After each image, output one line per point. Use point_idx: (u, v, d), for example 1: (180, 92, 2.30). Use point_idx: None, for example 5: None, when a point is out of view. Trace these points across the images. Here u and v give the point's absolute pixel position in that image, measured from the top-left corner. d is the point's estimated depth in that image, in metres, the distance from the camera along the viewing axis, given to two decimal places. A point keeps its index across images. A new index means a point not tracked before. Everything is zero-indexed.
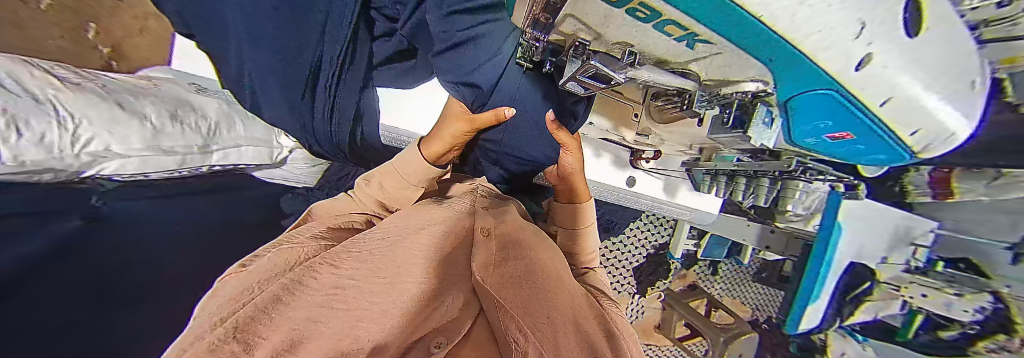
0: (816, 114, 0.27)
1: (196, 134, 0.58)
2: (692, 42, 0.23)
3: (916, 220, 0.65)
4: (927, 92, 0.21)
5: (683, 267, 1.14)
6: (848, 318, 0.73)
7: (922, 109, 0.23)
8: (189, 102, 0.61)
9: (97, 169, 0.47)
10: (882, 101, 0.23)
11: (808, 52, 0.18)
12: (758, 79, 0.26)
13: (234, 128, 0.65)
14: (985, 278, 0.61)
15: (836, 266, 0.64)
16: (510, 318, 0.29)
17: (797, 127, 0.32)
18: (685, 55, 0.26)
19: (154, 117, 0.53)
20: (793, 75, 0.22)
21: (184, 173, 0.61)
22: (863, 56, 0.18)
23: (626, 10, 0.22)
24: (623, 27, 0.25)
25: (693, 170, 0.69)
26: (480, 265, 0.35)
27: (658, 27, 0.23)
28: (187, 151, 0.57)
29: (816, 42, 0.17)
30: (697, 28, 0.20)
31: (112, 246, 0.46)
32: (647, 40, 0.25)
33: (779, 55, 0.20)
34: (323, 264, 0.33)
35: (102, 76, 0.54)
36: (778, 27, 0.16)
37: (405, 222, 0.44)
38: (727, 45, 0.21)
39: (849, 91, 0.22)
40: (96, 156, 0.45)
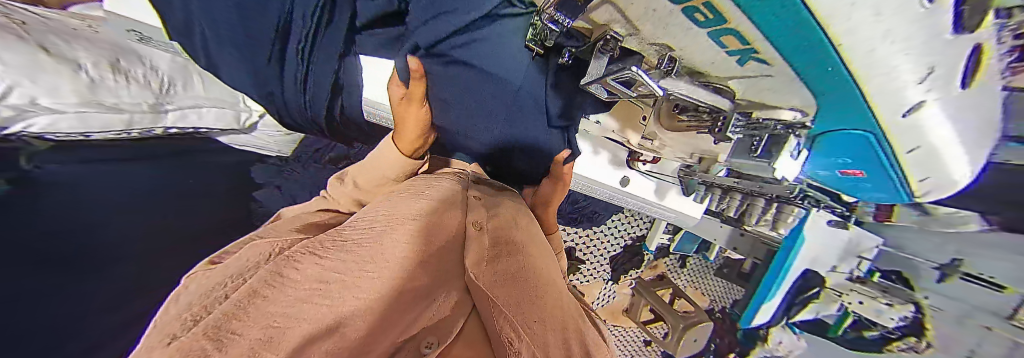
0: (842, 150, 0.37)
1: (146, 88, 0.51)
2: (747, 59, 0.25)
3: (863, 235, 0.72)
4: (943, 148, 0.30)
5: (655, 258, 1.21)
6: (794, 316, 0.84)
7: (937, 157, 0.32)
8: (133, 51, 0.52)
9: (24, 124, 0.41)
10: (909, 149, 0.31)
11: (870, 91, 0.23)
12: (798, 108, 0.31)
13: (192, 86, 0.58)
14: (911, 289, 0.69)
15: (794, 272, 0.71)
16: (504, 318, 0.28)
17: (824, 160, 0.43)
18: (731, 70, 0.29)
19: (91, 68, 0.45)
20: (841, 108, 0.28)
21: (133, 135, 0.54)
22: (916, 104, 0.24)
23: (685, 9, 0.22)
24: (673, 26, 0.25)
25: (687, 180, 0.72)
26: (472, 261, 0.34)
27: (713, 35, 0.24)
28: (136, 109, 0.50)
29: (880, 81, 0.21)
30: (759, 43, 0.22)
31: (61, 208, 0.42)
32: (692, 44, 0.26)
33: (833, 87, 0.24)
34: (305, 256, 0.31)
35: (19, 9, 0.44)
36: (850, 58, 0.19)
37: (393, 210, 0.42)
38: (784, 69, 0.24)
39: (885, 134, 0.29)
40: (20, 109, 0.38)
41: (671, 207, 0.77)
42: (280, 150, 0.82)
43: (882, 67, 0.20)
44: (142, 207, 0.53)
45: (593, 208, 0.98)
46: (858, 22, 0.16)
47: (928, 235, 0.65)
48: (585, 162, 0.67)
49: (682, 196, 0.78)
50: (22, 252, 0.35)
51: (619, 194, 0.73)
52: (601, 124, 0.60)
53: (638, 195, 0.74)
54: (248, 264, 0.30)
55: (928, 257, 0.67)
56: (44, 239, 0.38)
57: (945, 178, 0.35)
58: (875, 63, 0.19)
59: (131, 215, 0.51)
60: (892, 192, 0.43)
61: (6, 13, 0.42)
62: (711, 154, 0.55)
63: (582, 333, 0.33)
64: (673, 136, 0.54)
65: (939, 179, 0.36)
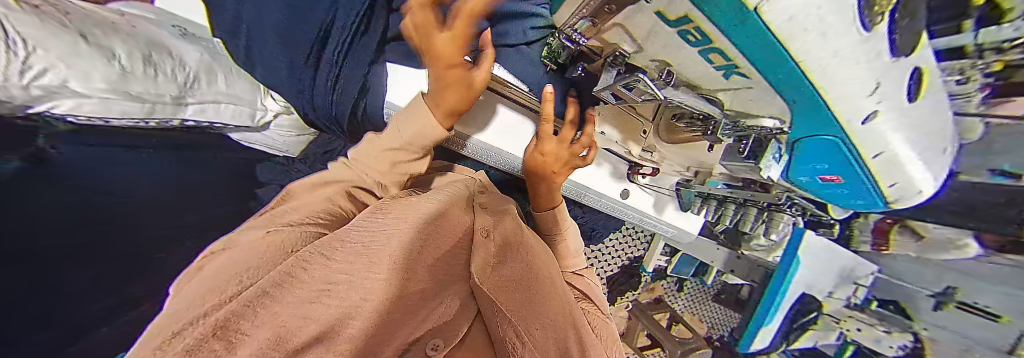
0: (816, 156, 0.38)
1: (171, 82, 0.54)
2: (730, 73, 0.28)
3: (860, 262, 0.73)
4: (905, 150, 0.32)
5: (651, 281, 1.21)
6: (794, 343, 0.79)
7: (897, 162, 0.33)
8: (165, 46, 0.55)
9: (49, 105, 0.41)
10: (876, 154, 0.33)
11: (835, 102, 0.26)
12: (776, 116, 0.33)
13: (215, 82, 0.60)
14: (910, 320, 0.70)
15: (789, 298, 0.70)
16: (507, 321, 0.33)
17: (800, 167, 0.43)
18: (720, 83, 0.32)
19: (124, 58, 0.47)
20: (811, 119, 0.30)
21: (149, 124, 0.55)
22: (871, 112, 0.27)
23: (678, 31, 0.25)
24: (672, 45, 0.28)
25: (683, 190, 0.75)
26: (480, 264, 0.36)
27: (702, 52, 0.27)
28: (158, 100, 0.52)
29: (840, 93, 0.25)
30: (739, 59, 0.25)
31: (63, 187, 0.42)
32: (684, 61, 0.30)
33: (802, 99, 0.27)
34: (314, 255, 0.30)
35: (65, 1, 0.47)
36: (813, 75, 0.23)
37: (403, 214, 0.41)
38: (761, 81, 0.27)
39: (852, 140, 0.31)
40: (50, 90, 0.39)
41: (667, 222, 0.79)
42: (289, 150, 0.82)
43: (838, 79, 0.23)
44: (129, 196, 0.52)
45: (592, 225, 0.98)
46: (811, 43, 0.19)
47: (919, 266, 0.68)
48: (587, 174, 0.69)
49: (679, 211, 0.80)
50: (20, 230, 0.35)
51: (617, 206, 0.74)
52: (605, 135, 0.62)
53: (637, 208, 0.75)
54: (264, 257, 0.30)
55: (924, 286, 0.68)
56: (42, 216, 0.38)
57: (906, 184, 0.37)
58: (833, 76, 0.23)
59: (122, 202, 0.50)
60: (869, 200, 0.44)
61: (56, 6, 0.44)
62: (704, 167, 0.64)
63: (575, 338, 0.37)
64: (671, 148, 0.66)
65: (902, 184, 0.37)
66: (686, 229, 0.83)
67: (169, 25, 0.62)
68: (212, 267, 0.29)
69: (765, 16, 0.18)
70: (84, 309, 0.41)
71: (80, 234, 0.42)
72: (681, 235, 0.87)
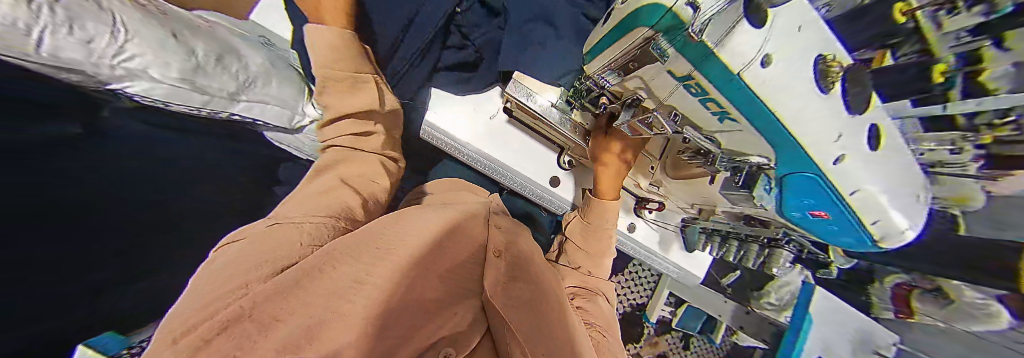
0: (800, 192, 0.35)
1: (232, 80, 0.60)
2: (723, 118, 0.32)
3: (878, 329, 0.70)
4: (874, 189, 0.30)
5: (655, 334, 1.14)
6: None
7: (875, 203, 0.32)
8: (236, 50, 0.63)
9: (126, 84, 0.45)
10: (852, 192, 0.31)
11: (807, 144, 0.27)
12: (764, 155, 0.35)
13: (268, 84, 0.67)
14: None
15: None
16: (515, 341, 0.36)
17: (786, 203, 0.40)
18: (716, 126, 0.35)
19: (200, 55, 0.54)
20: (788, 155, 0.31)
21: (202, 115, 0.59)
22: (839, 155, 0.29)
23: (684, 84, 0.30)
24: (678, 95, 0.33)
25: (689, 228, 0.75)
26: (491, 285, 0.38)
27: (701, 102, 0.31)
28: (218, 93, 0.57)
29: (814, 143, 0.27)
30: (730, 108, 0.29)
31: (96, 154, 0.45)
32: (689, 108, 0.34)
33: (783, 150, 0.30)
34: (342, 254, 0.31)
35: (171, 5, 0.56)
36: (791, 127, 0.26)
37: (425, 222, 0.41)
38: (749, 127, 0.30)
39: (829, 176, 0.30)
40: (131, 72, 0.44)
41: (672, 262, 0.79)
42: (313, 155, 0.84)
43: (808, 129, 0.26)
44: (161, 171, 0.56)
45: None
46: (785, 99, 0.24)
47: (952, 344, 0.62)
48: None
49: (685, 252, 0.80)
50: (28, 184, 0.36)
51: (624, 238, 0.77)
52: None
53: (642, 242, 0.78)
54: (288, 253, 0.31)
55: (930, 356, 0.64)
56: (60, 176, 0.40)
57: (892, 227, 0.34)
58: (806, 126, 0.26)
59: (145, 178, 0.52)
60: (853, 242, 0.40)
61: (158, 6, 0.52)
62: (711, 206, 0.61)
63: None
64: (676, 185, 0.62)
65: (888, 226, 0.34)
66: (692, 271, 0.81)
67: (253, 35, 0.73)
68: (227, 259, 0.30)
69: (746, 75, 0.23)
70: (62, 278, 0.40)
71: (87, 202, 0.43)
72: (686, 277, 0.86)
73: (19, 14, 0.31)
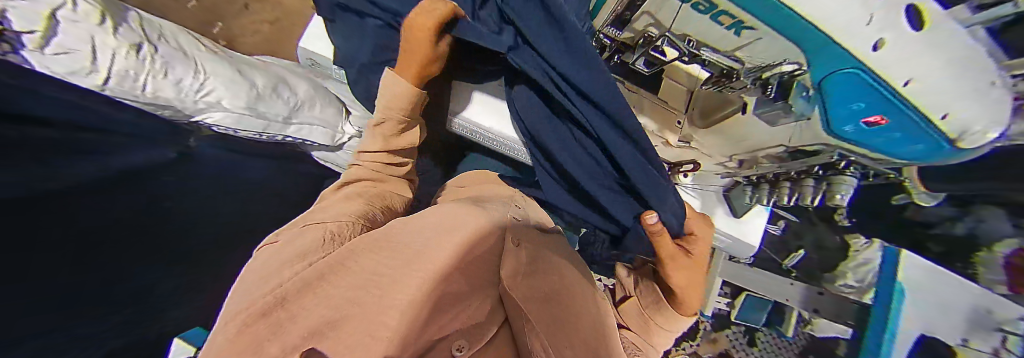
0: (846, 95, 0.33)
1: (285, 106, 0.67)
2: (739, 29, 0.34)
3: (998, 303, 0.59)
4: (941, 74, 0.27)
5: (712, 330, 1.02)
6: None
7: (941, 88, 0.28)
8: (288, 81, 0.70)
9: (204, 117, 0.56)
10: (905, 83, 0.29)
11: (834, 34, 0.27)
12: (795, 61, 0.34)
13: (314, 108, 0.73)
14: None
15: (902, 343, 0.55)
16: (533, 332, 0.30)
17: (833, 113, 0.37)
18: (734, 41, 0.37)
19: (259, 87, 0.62)
20: (826, 57, 0.31)
21: (264, 139, 0.69)
22: (878, 41, 0.26)
23: (691, 5, 0.33)
24: (688, 14, 0.36)
25: (733, 185, 0.72)
26: (508, 273, 0.35)
27: (712, 17, 0.33)
28: (274, 119, 0.66)
29: (836, 28, 0.26)
30: (743, 16, 0.30)
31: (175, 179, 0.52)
32: (702, 25, 0.36)
33: (810, 44, 0.30)
34: (364, 250, 0.33)
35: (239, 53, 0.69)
36: (812, 16, 0.26)
37: (438, 216, 0.41)
38: (766, 30, 0.31)
39: (872, 69, 0.29)
40: (209, 104, 0.55)
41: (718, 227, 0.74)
42: None
43: (835, 15, 0.25)
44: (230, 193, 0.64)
45: None
46: None
47: None
48: None
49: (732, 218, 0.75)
50: (108, 210, 0.42)
51: None
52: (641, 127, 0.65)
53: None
54: (311, 249, 0.34)
55: None
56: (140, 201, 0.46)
57: (963, 114, 0.30)
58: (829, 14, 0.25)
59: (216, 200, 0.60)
60: (926, 148, 0.35)
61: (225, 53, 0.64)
62: (754, 154, 0.58)
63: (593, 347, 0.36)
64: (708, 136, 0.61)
65: (959, 114, 0.30)
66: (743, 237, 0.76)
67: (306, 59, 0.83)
68: (258, 265, 0.33)
69: None
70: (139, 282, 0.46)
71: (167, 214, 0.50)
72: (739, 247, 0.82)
73: (129, 65, 0.42)
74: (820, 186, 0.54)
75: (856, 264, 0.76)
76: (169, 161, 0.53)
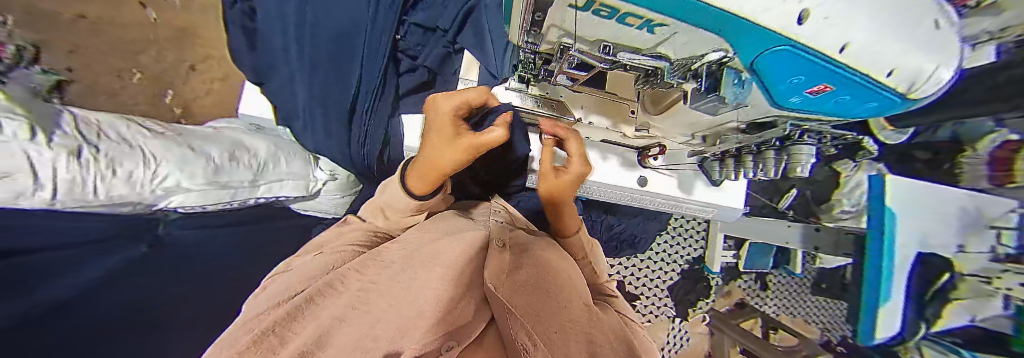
0: (787, 71, 0.25)
1: (248, 169, 0.67)
2: (652, 28, 0.26)
3: (986, 200, 0.57)
4: (882, 35, 0.20)
5: (725, 283, 1.05)
6: (937, 323, 0.61)
7: (881, 48, 0.21)
8: (244, 144, 0.70)
9: (166, 202, 0.54)
10: (841, 50, 0.21)
11: (750, 17, 0.19)
12: (720, 48, 0.27)
13: (278, 165, 0.73)
14: (992, 280, 0.58)
15: (902, 262, 0.55)
16: (521, 327, 0.29)
17: (771, 88, 0.30)
18: (652, 40, 0.30)
19: (217, 157, 0.61)
20: (742, 35, 0.22)
21: (235, 205, 0.68)
22: (801, 12, 0.19)
23: (591, 11, 0.26)
24: (591, 23, 0.28)
25: (705, 162, 0.68)
26: (491, 274, 0.33)
27: (618, 19, 0.26)
28: (239, 185, 0.65)
29: (747, 6, 0.18)
30: (647, 14, 0.23)
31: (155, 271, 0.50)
32: (615, 32, 0.29)
33: (702, 20, 0.21)
34: (351, 272, 0.38)
35: (178, 127, 0.65)
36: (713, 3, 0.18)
37: (411, 245, 0.43)
38: (679, 26, 0.24)
39: (807, 46, 0.21)
40: (169, 190, 0.53)
41: (701, 201, 0.72)
42: (336, 212, 0.93)
43: (645, 37, 0.29)
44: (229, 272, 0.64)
45: (631, 231, 0.94)
46: (616, 30, 0.29)
47: None
48: (595, 168, 0.68)
49: (710, 187, 0.73)
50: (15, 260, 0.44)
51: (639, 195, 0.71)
52: (593, 124, 0.60)
53: (659, 192, 0.71)
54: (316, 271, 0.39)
55: None
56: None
57: (916, 67, 0.23)
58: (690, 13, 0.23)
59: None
60: (884, 103, 0.27)
61: (171, 129, 0.62)
62: (711, 130, 0.52)
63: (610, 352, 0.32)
64: (666, 120, 0.54)
65: (909, 68, 0.23)
66: (727, 205, 0.75)
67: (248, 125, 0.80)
68: (274, 286, 0.39)
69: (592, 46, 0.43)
70: None
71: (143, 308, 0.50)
72: (726, 214, 0.80)
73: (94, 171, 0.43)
74: (780, 157, 0.49)
75: (848, 190, 0.75)
76: (139, 256, 0.51)
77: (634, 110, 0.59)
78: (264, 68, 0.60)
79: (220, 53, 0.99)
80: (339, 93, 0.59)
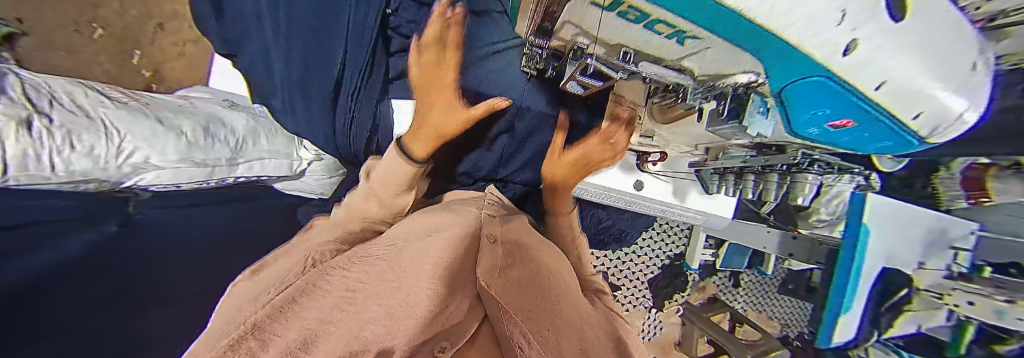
0: (813, 102, 0.26)
1: (225, 147, 0.63)
2: (682, 39, 0.26)
3: (950, 221, 0.61)
4: (919, 73, 0.21)
5: (701, 279, 1.11)
6: (888, 331, 0.66)
7: (911, 88, 0.22)
8: (220, 118, 0.65)
9: (137, 179, 0.52)
10: (877, 86, 0.22)
11: (796, 40, 0.19)
12: (751, 71, 0.27)
13: (258, 142, 0.70)
14: (945, 294, 0.59)
15: (866, 277, 0.58)
16: (512, 320, 0.30)
17: (794, 118, 0.30)
18: (677, 51, 0.29)
19: (189, 132, 0.57)
20: (777, 62, 0.22)
21: (212, 184, 0.65)
22: (849, 42, 0.19)
23: (618, 13, 0.24)
24: (616, 27, 0.27)
25: (703, 171, 0.68)
26: (485, 271, 0.34)
27: (648, 27, 0.25)
28: (217, 163, 0.61)
29: (800, 30, 0.18)
30: (682, 25, 0.22)
31: (146, 248, 0.49)
32: (640, 38, 0.28)
33: (738, 36, 0.21)
34: (335, 268, 0.37)
35: (145, 96, 0.60)
36: (761, 20, 0.17)
37: (398, 244, 0.43)
38: (714, 41, 0.24)
39: (841, 76, 0.21)
40: (136, 166, 0.50)
41: (694, 209, 0.74)
42: (323, 192, 0.91)
43: (669, 50, 0.29)
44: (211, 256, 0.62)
45: (619, 226, 0.96)
46: (633, 35, 0.28)
47: None
48: (594, 170, 0.68)
49: (707, 197, 0.75)
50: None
51: (634, 199, 0.72)
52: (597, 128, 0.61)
53: (656, 197, 0.72)
54: (290, 271, 0.36)
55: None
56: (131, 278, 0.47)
57: (943, 110, 0.24)
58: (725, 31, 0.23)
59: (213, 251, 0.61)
60: (897, 143, 0.29)
61: (138, 99, 0.57)
62: (716, 142, 0.54)
63: (598, 341, 0.33)
64: (672, 132, 0.55)
65: (934, 110, 0.24)
66: (716, 213, 0.77)
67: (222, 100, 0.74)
68: (244, 288, 0.35)
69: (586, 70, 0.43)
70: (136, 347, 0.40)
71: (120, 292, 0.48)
72: (715, 222, 0.82)
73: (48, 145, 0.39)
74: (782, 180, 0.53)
75: (828, 199, 0.67)
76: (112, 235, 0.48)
77: (642, 115, 0.57)
78: (232, 40, 0.58)
79: (186, 11, 0.88)
80: (326, 70, 0.56)
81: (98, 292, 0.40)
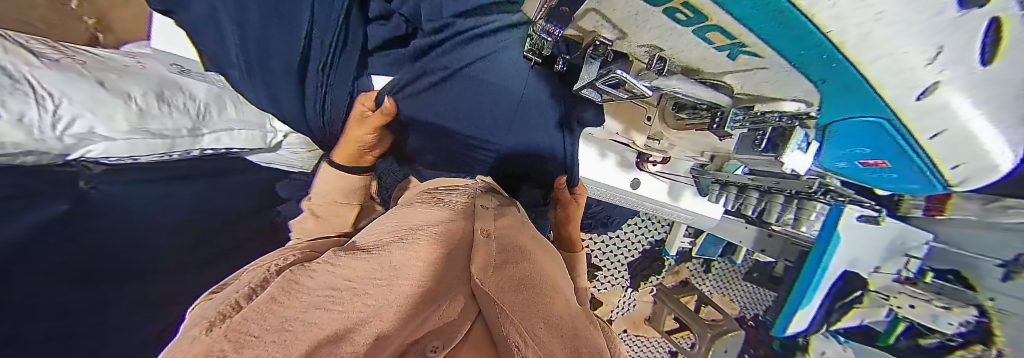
0: (864, 137, 0.31)
1: (185, 116, 0.57)
2: (735, 53, 0.24)
3: (911, 232, 0.64)
4: (974, 128, 0.26)
5: (677, 264, 1.18)
6: (837, 323, 0.74)
7: (965, 137, 0.27)
8: (175, 83, 0.59)
9: (81, 151, 0.46)
10: (934, 133, 0.27)
11: (876, 75, 0.21)
12: (801, 99, 0.29)
13: (224, 111, 0.64)
14: (891, 297, 0.68)
15: (831, 274, 0.62)
16: (510, 321, 0.27)
17: (838, 147, 0.37)
18: (725, 65, 0.27)
19: (139, 98, 0.51)
20: (844, 97, 0.26)
21: (174, 156, 0.61)
22: (931, 84, 0.21)
23: (665, 9, 0.21)
24: (656, 29, 0.24)
25: (701, 178, 0.71)
26: (480, 270, 0.32)
27: (699, 32, 0.22)
28: (176, 134, 0.56)
29: (886, 64, 0.20)
30: (744, 38, 0.21)
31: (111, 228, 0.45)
32: (679, 44, 0.26)
33: (806, 59, 0.21)
34: (319, 264, 0.35)
35: (81, 51, 0.52)
36: (851, 47, 0.18)
37: (387, 238, 0.41)
38: (775, 62, 0.23)
39: (902, 119, 0.26)
40: (80, 137, 0.44)
41: (685, 208, 0.75)
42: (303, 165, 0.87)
43: (709, 64, 0.28)
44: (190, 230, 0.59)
45: (606, 213, 0.98)
46: (666, 36, 0.25)
47: None
48: (592, 165, 0.67)
49: (697, 197, 0.77)
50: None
51: (628, 196, 0.72)
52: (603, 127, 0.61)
53: (649, 196, 0.73)
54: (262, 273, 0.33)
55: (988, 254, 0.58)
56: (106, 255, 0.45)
57: (980, 162, 0.29)
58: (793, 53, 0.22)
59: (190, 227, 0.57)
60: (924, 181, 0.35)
61: (71, 56, 0.49)
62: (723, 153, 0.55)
63: (593, 338, 0.31)
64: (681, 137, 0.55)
65: (976, 162, 0.29)
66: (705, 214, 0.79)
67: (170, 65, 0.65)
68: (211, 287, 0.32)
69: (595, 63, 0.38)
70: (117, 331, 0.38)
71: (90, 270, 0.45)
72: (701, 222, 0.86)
73: None
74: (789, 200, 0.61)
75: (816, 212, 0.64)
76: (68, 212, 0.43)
77: (650, 117, 0.56)
78: None
79: None
80: (289, 31, 0.49)
81: (70, 277, 0.37)
